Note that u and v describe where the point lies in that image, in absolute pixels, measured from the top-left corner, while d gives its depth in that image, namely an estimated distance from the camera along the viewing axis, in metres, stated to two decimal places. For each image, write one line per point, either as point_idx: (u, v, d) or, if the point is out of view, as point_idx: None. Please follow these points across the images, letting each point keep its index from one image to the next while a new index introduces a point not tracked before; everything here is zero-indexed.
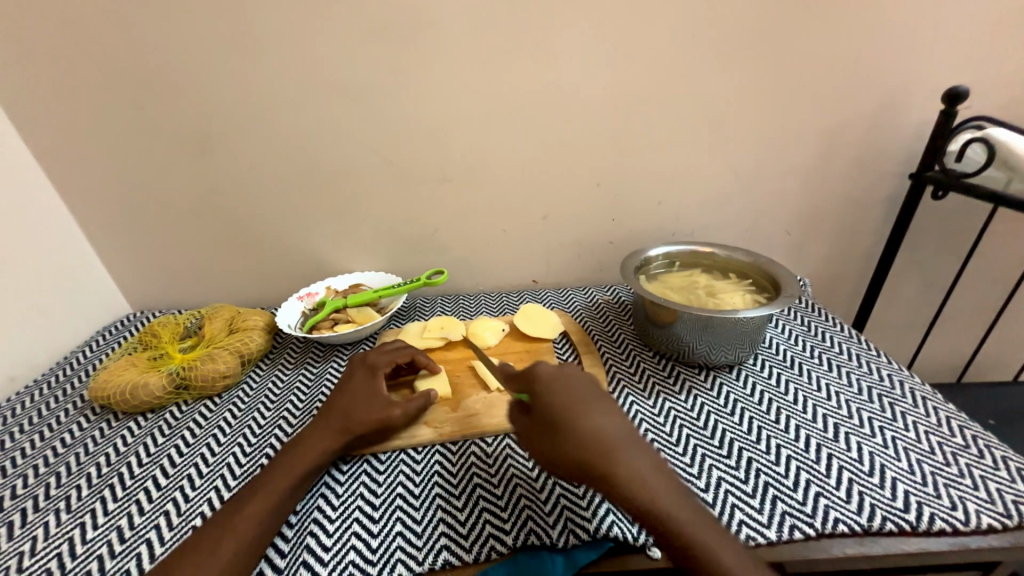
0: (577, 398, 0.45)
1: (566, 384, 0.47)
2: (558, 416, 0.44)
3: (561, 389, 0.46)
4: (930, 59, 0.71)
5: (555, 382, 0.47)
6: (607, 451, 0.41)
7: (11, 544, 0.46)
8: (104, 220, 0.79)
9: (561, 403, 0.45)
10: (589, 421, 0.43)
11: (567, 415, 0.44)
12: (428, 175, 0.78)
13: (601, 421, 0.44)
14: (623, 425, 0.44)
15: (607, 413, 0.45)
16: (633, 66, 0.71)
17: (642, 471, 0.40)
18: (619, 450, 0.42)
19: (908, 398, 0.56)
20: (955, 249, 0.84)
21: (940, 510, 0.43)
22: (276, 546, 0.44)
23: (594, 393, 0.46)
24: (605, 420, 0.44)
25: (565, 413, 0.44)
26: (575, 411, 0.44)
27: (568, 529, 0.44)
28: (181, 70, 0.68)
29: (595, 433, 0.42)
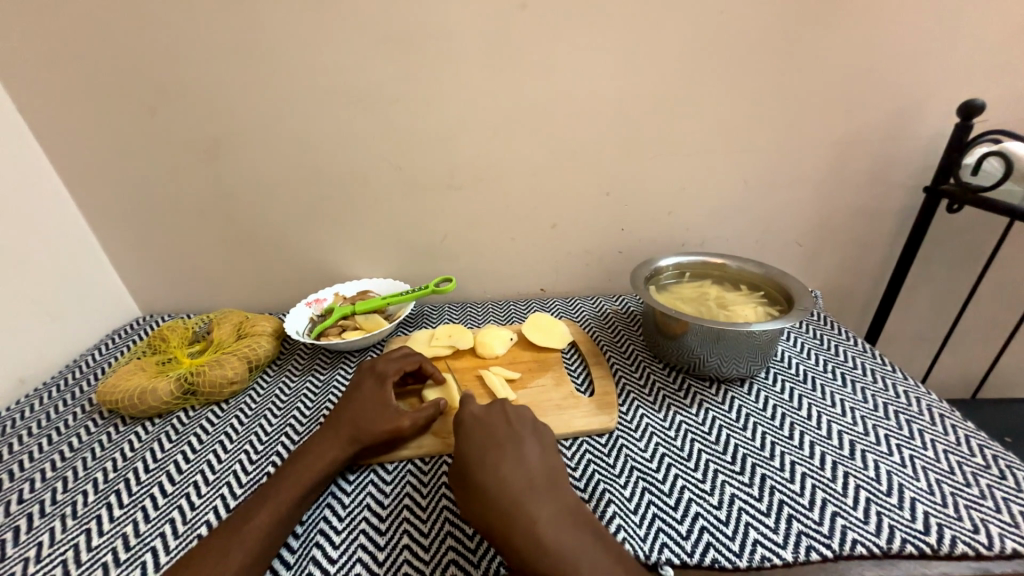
0: (491, 446, 0.47)
1: (491, 426, 0.49)
2: (469, 463, 0.45)
3: (477, 436, 0.48)
4: (944, 71, 0.71)
5: (473, 428, 0.49)
6: (509, 501, 0.42)
7: (16, 549, 0.46)
8: (117, 225, 0.80)
9: (477, 451, 0.46)
10: (496, 471, 0.44)
11: (477, 463, 0.45)
12: (437, 183, 0.78)
13: (506, 472, 0.44)
14: (529, 475, 0.44)
15: (516, 464, 0.45)
16: (643, 75, 0.71)
17: (541, 526, 0.40)
18: (517, 501, 0.42)
19: (925, 416, 0.55)
20: (970, 262, 0.82)
21: (962, 533, 0.42)
22: (282, 557, 0.44)
23: (510, 441, 0.47)
24: (510, 471, 0.44)
25: (474, 461, 0.45)
26: (482, 459, 0.45)
27: None
28: (196, 78, 0.69)
29: (498, 483, 0.43)
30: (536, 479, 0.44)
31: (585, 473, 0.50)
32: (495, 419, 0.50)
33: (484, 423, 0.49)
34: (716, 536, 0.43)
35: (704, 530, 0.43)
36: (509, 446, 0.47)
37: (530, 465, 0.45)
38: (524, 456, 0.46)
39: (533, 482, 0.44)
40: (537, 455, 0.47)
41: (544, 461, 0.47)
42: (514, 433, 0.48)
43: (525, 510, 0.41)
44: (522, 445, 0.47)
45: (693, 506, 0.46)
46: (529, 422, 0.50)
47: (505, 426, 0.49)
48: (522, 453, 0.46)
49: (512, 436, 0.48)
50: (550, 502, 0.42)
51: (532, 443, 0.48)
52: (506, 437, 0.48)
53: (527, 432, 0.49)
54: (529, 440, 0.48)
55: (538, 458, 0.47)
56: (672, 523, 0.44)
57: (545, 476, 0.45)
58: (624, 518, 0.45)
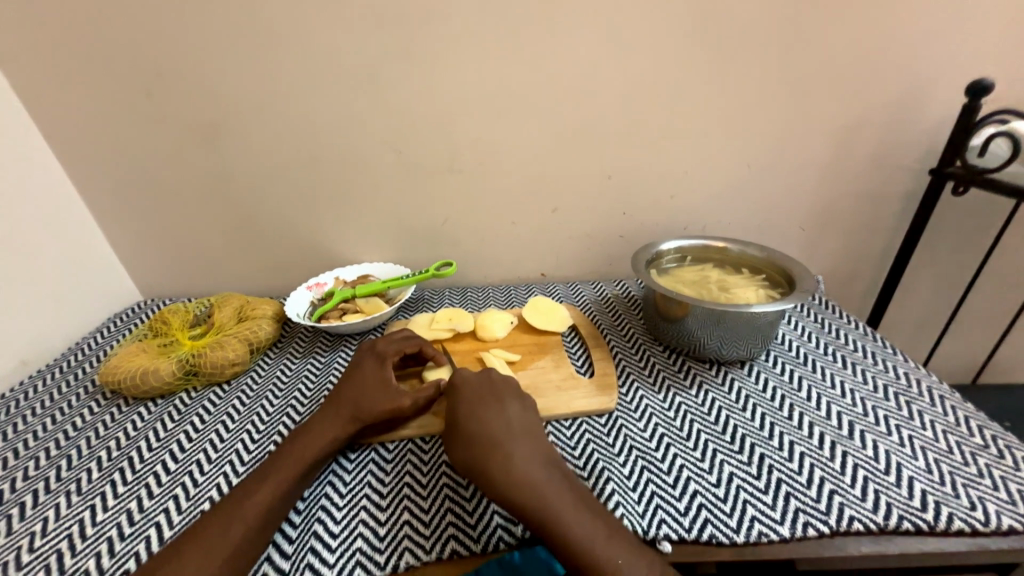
0: (477, 401, 0.48)
1: (476, 383, 0.51)
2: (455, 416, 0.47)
3: (464, 392, 0.50)
4: (954, 51, 0.69)
5: (460, 386, 0.51)
6: (494, 449, 0.44)
7: (23, 524, 0.46)
8: (116, 208, 0.79)
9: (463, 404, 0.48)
10: (481, 423, 0.46)
11: (460, 416, 0.47)
12: (438, 166, 0.77)
13: (491, 424, 0.46)
14: (511, 427, 0.46)
15: (496, 418, 0.47)
16: (646, 55, 0.69)
17: (519, 473, 0.42)
18: (496, 449, 0.44)
19: (925, 396, 0.55)
20: (974, 247, 0.82)
21: (959, 510, 0.42)
22: (284, 532, 0.44)
23: (494, 396, 0.49)
24: (492, 424, 0.46)
25: (458, 413, 0.47)
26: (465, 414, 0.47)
27: None
28: (192, 58, 0.68)
29: (483, 434, 0.45)
30: (518, 430, 0.46)
31: (584, 452, 0.51)
32: (481, 378, 0.51)
33: (471, 381, 0.51)
34: (714, 512, 0.43)
35: (703, 507, 0.44)
36: (494, 400, 0.48)
37: (513, 419, 0.47)
38: (507, 411, 0.48)
39: (515, 434, 0.46)
40: (520, 410, 0.49)
41: (526, 415, 0.49)
42: (499, 390, 0.50)
43: (506, 458, 0.43)
44: (507, 401, 0.49)
45: (691, 484, 0.46)
46: (512, 381, 0.52)
47: (491, 383, 0.51)
48: (505, 407, 0.48)
49: (496, 392, 0.50)
50: (530, 452, 0.44)
51: (517, 400, 0.50)
52: (491, 394, 0.50)
53: (512, 390, 0.51)
54: (513, 397, 0.50)
55: (521, 413, 0.48)
56: (670, 501, 0.45)
57: (526, 428, 0.47)
58: (622, 495, 0.45)
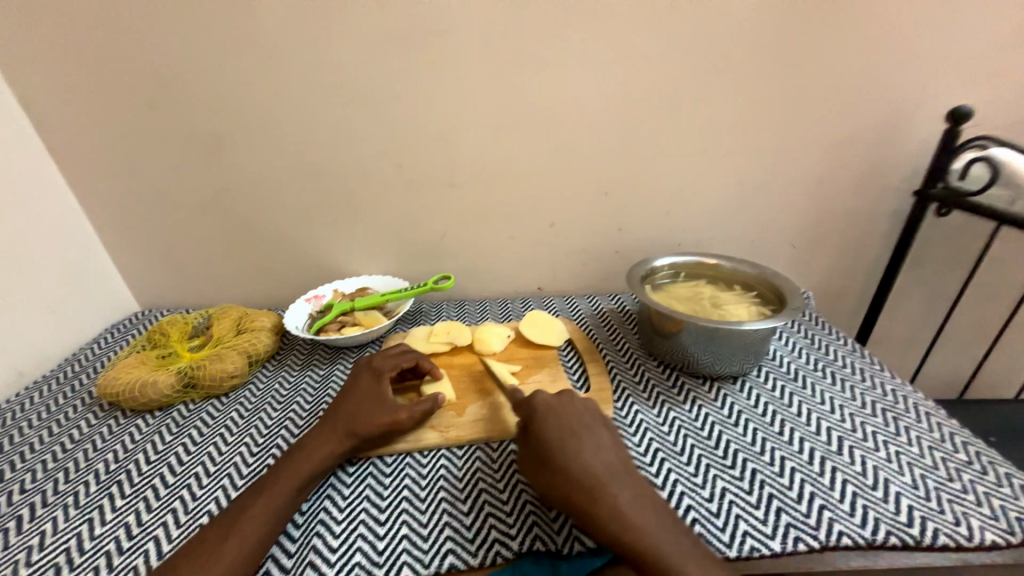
0: (568, 433, 0.47)
1: (565, 411, 0.49)
2: (549, 449, 0.46)
3: (554, 424, 0.48)
4: (932, 78, 0.72)
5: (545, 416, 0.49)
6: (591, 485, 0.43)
7: (19, 537, 0.46)
8: (117, 219, 0.80)
9: (554, 437, 0.47)
10: (578, 457, 0.45)
11: (559, 448, 0.45)
12: (437, 182, 0.79)
13: (587, 457, 0.45)
14: (608, 462, 0.45)
15: (594, 451, 0.46)
16: (639, 77, 0.72)
17: (626, 509, 0.41)
18: (602, 485, 0.43)
19: (911, 413, 0.56)
20: (958, 265, 0.84)
21: (944, 525, 0.43)
22: (283, 546, 0.44)
23: (584, 428, 0.48)
24: (591, 455, 0.45)
25: (555, 445, 0.46)
26: (563, 446, 0.45)
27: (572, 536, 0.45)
28: (198, 75, 0.70)
29: (583, 468, 0.44)
30: (615, 465, 0.45)
31: None
32: (565, 407, 0.50)
33: (556, 411, 0.49)
34: (707, 527, 0.44)
35: (696, 522, 0.45)
36: (584, 431, 0.47)
37: (608, 452, 0.46)
38: (601, 443, 0.47)
39: (614, 467, 0.44)
40: (612, 443, 0.48)
41: (619, 448, 0.47)
42: (587, 422, 0.49)
43: (608, 494, 0.42)
44: (595, 432, 0.48)
45: (685, 498, 0.47)
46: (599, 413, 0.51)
47: (580, 416, 0.49)
48: (596, 441, 0.47)
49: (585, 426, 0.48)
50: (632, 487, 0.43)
51: (602, 431, 0.48)
52: (581, 424, 0.48)
53: (596, 421, 0.50)
54: (601, 430, 0.49)
55: (611, 445, 0.47)
56: None
57: (623, 463, 0.46)
58: None
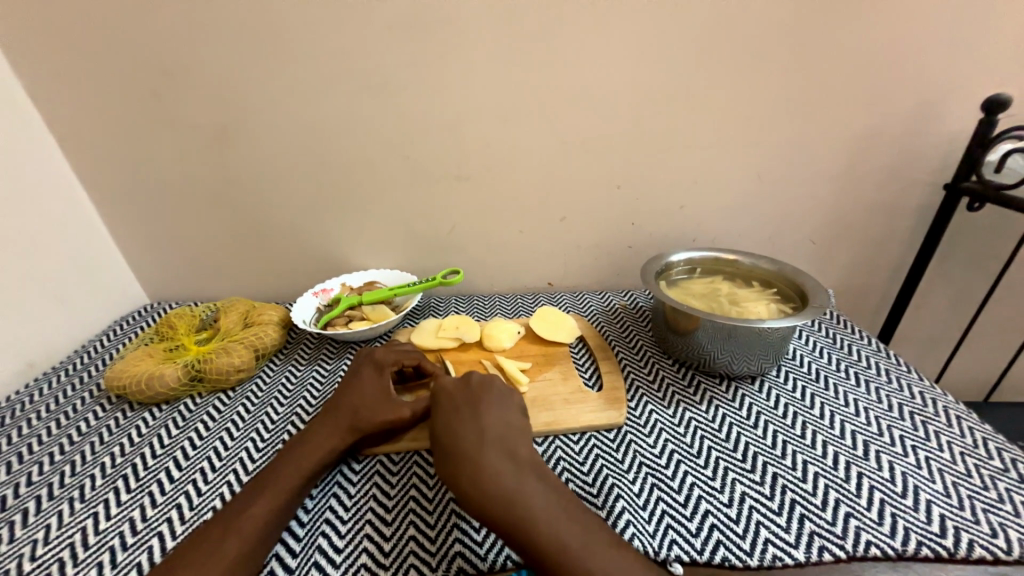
0: (452, 410, 0.48)
1: (472, 385, 0.51)
2: (449, 420, 0.47)
3: (442, 401, 0.50)
4: (968, 67, 0.69)
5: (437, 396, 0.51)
6: (460, 456, 0.43)
7: (25, 532, 0.46)
8: (125, 212, 0.80)
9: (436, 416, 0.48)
10: (476, 426, 0.46)
11: (459, 419, 0.47)
12: (446, 175, 0.77)
13: (460, 429, 0.45)
14: (483, 431, 0.45)
15: (496, 421, 0.47)
16: (660, 67, 0.69)
17: (486, 474, 0.41)
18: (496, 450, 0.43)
19: (941, 417, 0.54)
20: (989, 262, 0.81)
21: (980, 536, 0.41)
22: (287, 545, 0.44)
23: (469, 404, 0.48)
24: (490, 425, 0.46)
25: (456, 416, 0.47)
26: (463, 416, 0.47)
27: (619, 515, 0.44)
28: (203, 64, 0.68)
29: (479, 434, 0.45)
30: (492, 435, 0.45)
31: (593, 467, 0.50)
32: (454, 387, 0.51)
33: (446, 390, 0.51)
34: (727, 533, 0.42)
35: (715, 528, 0.43)
36: (469, 407, 0.48)
37: (487, 425, 0.46)
38: (481, 416, 0.47)
39: (486, 437, 0.44)
40: (499, 414, 0.48)
41: (505, 420, 0.47)
42: (475, 396, 0.49)
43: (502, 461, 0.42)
44: (482, 407, 0.48)
45: (702, 502, 0.45)
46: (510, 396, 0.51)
47: (466, 391, 0.50)
48: (480, 413, 0.47)
49: (471, 400, 0.49)
50: (501, 454, 0.43)
51: (493, 404, 0.49)
52: (466, 400, 0.49)
53: (488, 393, 0.50)
54: (491, 403, 0.49)
55: (498, 417, 0.47)
56: (681, 520, 0.44)
57: (503, 434, 0.45)
58: (633, 513, 0.45)
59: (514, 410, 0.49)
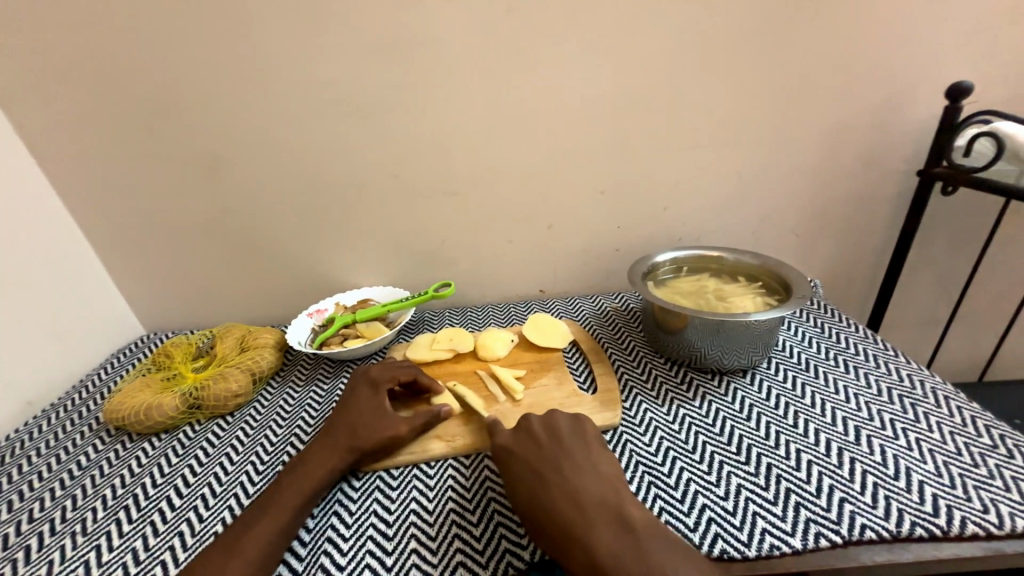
0: (537, 473, 0.46)
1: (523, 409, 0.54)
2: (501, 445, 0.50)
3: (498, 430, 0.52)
4: (930, 56, 0.71)
5: (514, 460, 0.48)
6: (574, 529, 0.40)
7: (28, 568, 0.46)
8: (118, 244, 0.81)
9: (523, 484, 0.45)
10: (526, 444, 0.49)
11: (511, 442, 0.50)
12: (432, 189, 0.79)
13: (561, 495, 0.43)
14: (587, 496, 0.43)
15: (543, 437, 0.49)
16: (633, 73, 0.72)
17: (613, 551, 0.38)
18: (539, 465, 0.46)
19: (930, 398, 0.55)
20: (968, 244, 0.82)
21: (971, 513, 0.42)
22: (290, 565, 0.44)
23: (556, 464, 0.46)
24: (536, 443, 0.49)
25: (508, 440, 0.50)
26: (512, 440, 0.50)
27: None
28: (189, 96, 0.70)
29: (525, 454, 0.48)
30: (596, 498, 0.43)
31: None
32: (529, 445, 0.49)
33: (522, 452, 0.48)
34: (724, 526, 0.43)
35: (712, 521, 0.43)
36: (556, 468, 0.45)
37: (585, 486, 0.44)
38: (575, 477, 0.44)
39: (591, 503, 0.42)
40: (592, 470, 0.46)
41: (600, 475, 0.45)
42: (558, 454, 0.47)
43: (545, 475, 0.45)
44: (570, 464, 0.46)
45: (699, 497, 0.46)
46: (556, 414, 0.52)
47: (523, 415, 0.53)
48: (573, 473, 0.45)
49: (554, 459, 0.46)
50: (615, 519, 0.41)
51: (580, 461, 0.46)
52: (552, 459, 0.46)
53: (570, 446, 0.48)
54: (578, 460, 0.46)
55: (591, 474, 0.45)
56: (679, 516, 0.44)
57: (607, 493, 0.43)
58: None
59: (602, 458, 0.47)
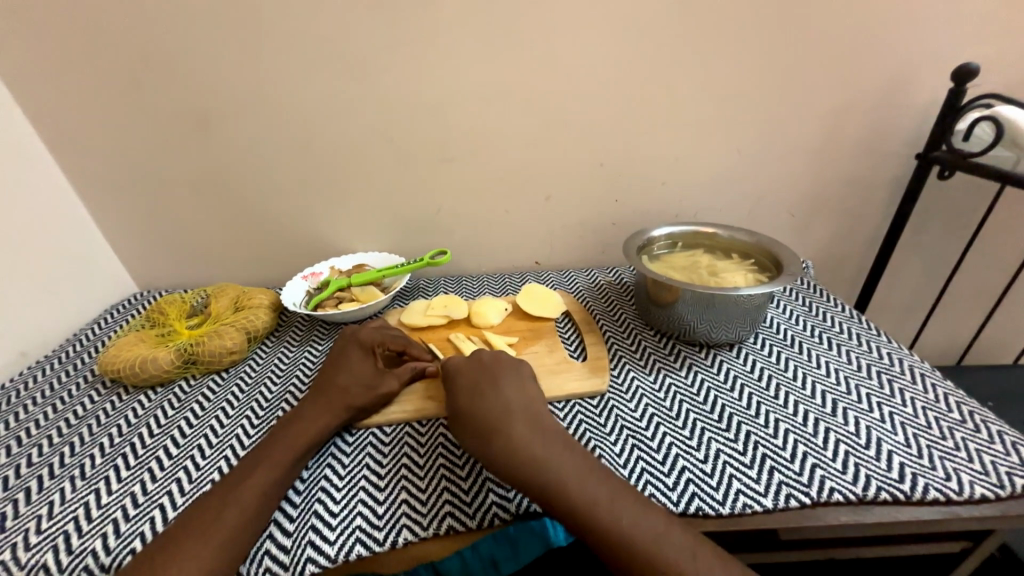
0: (489, 421, 0.47)
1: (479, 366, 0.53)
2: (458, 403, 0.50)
3: (460, 381, 0.52)
4: (942, 36, 0.70)
5: (454, 376, 0.53)
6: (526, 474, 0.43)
7: (29, 509, 0.47)
8: (108, 198, 0.79)
9: (459, 397, 0.50)
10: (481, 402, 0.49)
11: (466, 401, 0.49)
12: (429, 155, 0.78)
13: (484, 404, 0.49)
14: (505, 406, 0.48)
15: (490, 395, 0.49)
16: (642, 40, 0.70)
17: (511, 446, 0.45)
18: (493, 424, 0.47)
19: (906, 375, 0.57)
20: (960, 230, 0.83)
21: (935, 480, 0.44)
22: (285, 511, 0.46)
23: (504, 416, 0.47)
24: (489, 401, 0.49)
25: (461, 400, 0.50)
26: (470, 398, 0.50)
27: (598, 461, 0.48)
28: (176, 44, 0.67)
29: (481, 414, 0.48)
30: (539, 441, 0.45)
31: (574, 427, 0.53)
32: (482, 400, 0.49)
33: (463, 370, 0.53)
34: (701, 487, 0.45)
35: (690, 482, 0.45)
36: (486, 384, 0.50)
37: (506, 403, 0.49)
38: (500, 394, 0.50)
39: (507, 416, 0.47)
40: (517, 388, 0.51)
41: (544, 426, 0.47)
42: (491, 372, 0.52)
43: (498, 433, 0.46)
44: (498, 382, 0.51)
45: (680, 459, 0.48)
46: (509, 375, 0.52)
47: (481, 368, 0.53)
48: (500, 387, 0.50)
49: (485, 379, 0.51)
50: (526, 426, 0.46)
51: (508, 381, 0.51)
52: (484, 376, 0.52)
53: (503, 369, 0.53)
54: (506, 380, 0.51)
55: (536, 425, 0.47)
56: (659, 476, 0.46)
57: (553, 440, 0.46)
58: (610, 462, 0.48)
59: (529, 383, 0.52)
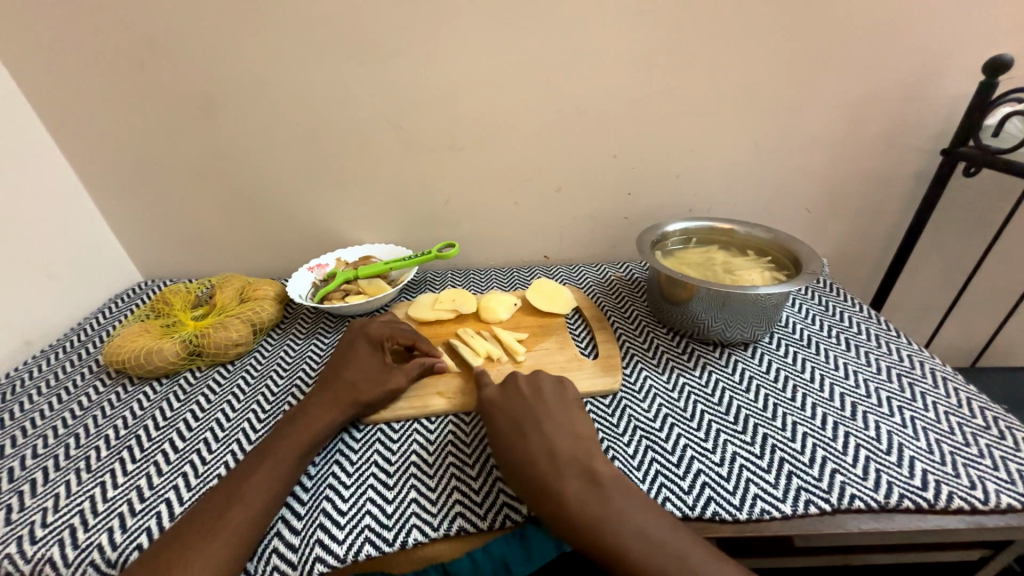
0: (540, 471, 0.43)
1: (518, 402, 0.49)
2: (503, 448, 0.46)
3: (501, 420, 0.48)
4: (975, 26, 0.67)
5: (494, 415, 0.49)
6: (592, 532, 0.39)
7: (34, 501, 0.47)
8: (111, 185, 0.78)
9: (502, 442, 0.46)
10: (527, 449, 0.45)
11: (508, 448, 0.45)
12: (438, 144, 0.76)
13: (533, 442, 0.45)
14: (555, 443, 0.45)
15: (538, 440, 0.45)
16: (660, 26, 0.67)
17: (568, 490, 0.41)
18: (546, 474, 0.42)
19: (928, 378, 0.55)
20: (982, 229, 0.81)
21: (959, 488, 0.43)
22: (293, 508, 0.45)
23: (555, 465, 0.43)
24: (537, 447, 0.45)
25: (505, 446, 0.46)
26: (513, 440, 0.46)
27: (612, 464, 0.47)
28: (179, 26, 0.65)
29: (529, 463, 0.44)
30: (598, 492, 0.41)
31: None
32: (527, 447, 0.45)
33: (502, 409, 0.49)
34: (718, 491, 0.44)
35: (706, 485, 0.44)
36: (532, 425, 0.47)
37: (557, 439, 0.45)
38: (549, 430, 0.46)
39: (563, 456, 0.44)
40: (565, 423, 0.47)
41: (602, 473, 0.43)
42: (536, 406, 0.48)
43: (554, 486, 0.41)
44: (544, 424, 0.47)
45: (695, 462, 0.47)
46: (555, 414, 0.48)
47: (525, 403, 0.49)
48: (546, 430, 0.46)
49: (535, 413, 0.48)
50: (581, 475, 0.42)
51: (554, 419, 0.47)
52: (529, 409, 0.48)
53: (547, 400, 0.50)
54: (553, 414, 0.48)
55: (592, 474, 0.42)
56: (674, 479, 0.45)
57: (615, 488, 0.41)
58: (624, 466, 0.47)
59: (577, 414, 0.49)
